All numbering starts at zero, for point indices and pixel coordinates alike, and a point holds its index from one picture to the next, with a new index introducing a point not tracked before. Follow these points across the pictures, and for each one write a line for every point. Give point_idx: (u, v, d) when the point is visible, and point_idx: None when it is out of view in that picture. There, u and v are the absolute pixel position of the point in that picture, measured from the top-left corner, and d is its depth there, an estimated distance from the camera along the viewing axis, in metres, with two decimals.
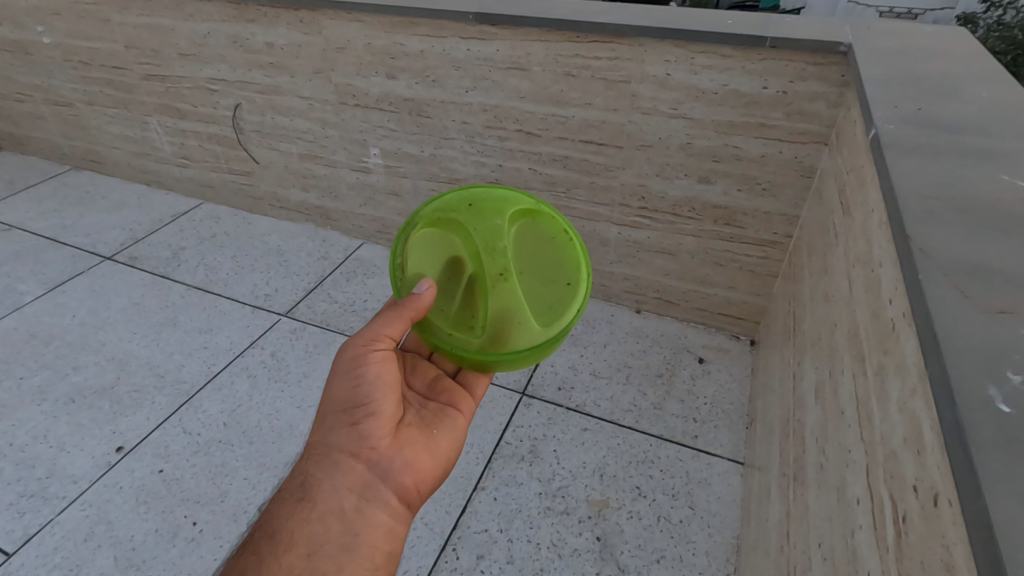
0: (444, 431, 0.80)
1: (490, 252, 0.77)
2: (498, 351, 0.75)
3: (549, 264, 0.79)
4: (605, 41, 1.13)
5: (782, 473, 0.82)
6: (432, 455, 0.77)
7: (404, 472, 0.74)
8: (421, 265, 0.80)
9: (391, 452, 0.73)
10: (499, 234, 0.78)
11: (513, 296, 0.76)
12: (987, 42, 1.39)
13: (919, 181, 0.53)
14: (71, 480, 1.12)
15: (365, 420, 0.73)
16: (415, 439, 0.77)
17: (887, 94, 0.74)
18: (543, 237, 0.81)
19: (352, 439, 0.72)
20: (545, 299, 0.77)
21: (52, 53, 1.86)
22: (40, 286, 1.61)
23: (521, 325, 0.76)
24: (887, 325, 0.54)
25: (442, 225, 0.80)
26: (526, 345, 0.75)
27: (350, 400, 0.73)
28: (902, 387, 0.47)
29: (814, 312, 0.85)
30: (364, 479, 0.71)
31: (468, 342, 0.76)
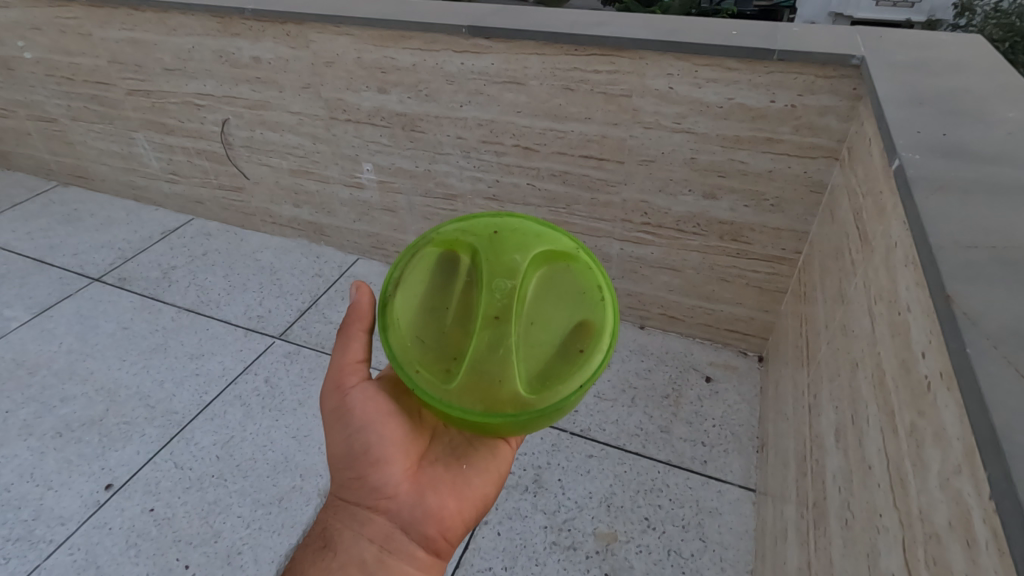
0: (477, 465, 0.72)
1: (494, 285, 0.64)
2: (467, 408, 0.60)
3: (562, 319, 0.64)
4: (604, 55, 1.09)
5: (800, 513, 0.78)
6: (461, 498, 0.69)
7: (429, 518, 0.67)
8: (416, 288, 0.67)
9: (412, 499, 0.67)
10: (512, 271, 0.64)
11: (506, 345, 0.62)
12: (984, 30, 1.37)
13: (954, 226, 0.49)
14: (58, 522, 1.08)
15: (377, 468, 0.66)
16: (439, 481, 0.69)
17: (908, 116, 0.70)
18: (569, 292, 0.66)
19: (365, 488, 0.66)
20: (540, 361, 0.62)
21: (34, 68, 1.81)
22: (27, 311, 1.57)
23: (506, 382, 0.60)
24: (919, 381, 0.50)
25: (451, 251, 0.68)
26: (503, 414, 0.59)
27: (353, 449, 0.66)
28: (942, 461, 0.43)
29: (830, 344, 0.81)
30: (384, 530, 0.66)
31: (431, 386, 0.61)
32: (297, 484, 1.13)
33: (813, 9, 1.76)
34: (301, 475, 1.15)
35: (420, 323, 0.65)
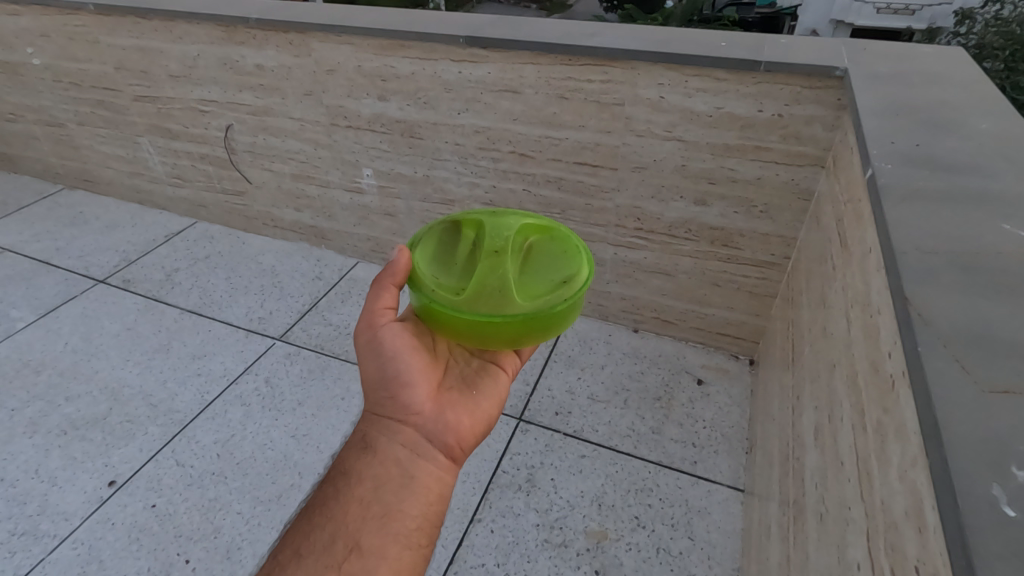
0: (488, 388, 0.73)
1: (492, 234, 0.72)
2: (472, 311, 0.65)
3: (549, 265, 0.72)
4: (598, 64, 1.12)
5: (782, 511, 0.80)
6: (477, 414, 0.71)
7: (451, 432, 0.68)
8: (427, 246, 0.75)
9: (435, 415, 0.68)
10: (506, 226, 0.74)
11: (505, 270, 0.68)
12: (985, 37, 1.39)
13: (917, 233, 0.52)
14: (63, 518, 1.11)
15: (403, 386, 0.68)
16: (457, 400, 0.71)
17: (884, 126, 0.72)
18: (557, 250, 0.74)
19: (395, 403, 0.68)
20: (533, 285, 0.69)
21: (42, 74, 1.85)
22: (32, 312, 1.60)
23: (507, 293, 0.66)
24: (885, 379, 0.52)
25: (456, 224, 0.77)
26: (504, 316, 0.64)
27: (383, 371, 0.68)
28: (901, 454, 0.45)
29: (812, 346, 0.83)
30: (412, 439, 0.67)
31: (443, 298, 0.66)
32: (296, 482, 1.16)
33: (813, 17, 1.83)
34: (299, 473, 1.17)
35: (432, 266, 0.72)
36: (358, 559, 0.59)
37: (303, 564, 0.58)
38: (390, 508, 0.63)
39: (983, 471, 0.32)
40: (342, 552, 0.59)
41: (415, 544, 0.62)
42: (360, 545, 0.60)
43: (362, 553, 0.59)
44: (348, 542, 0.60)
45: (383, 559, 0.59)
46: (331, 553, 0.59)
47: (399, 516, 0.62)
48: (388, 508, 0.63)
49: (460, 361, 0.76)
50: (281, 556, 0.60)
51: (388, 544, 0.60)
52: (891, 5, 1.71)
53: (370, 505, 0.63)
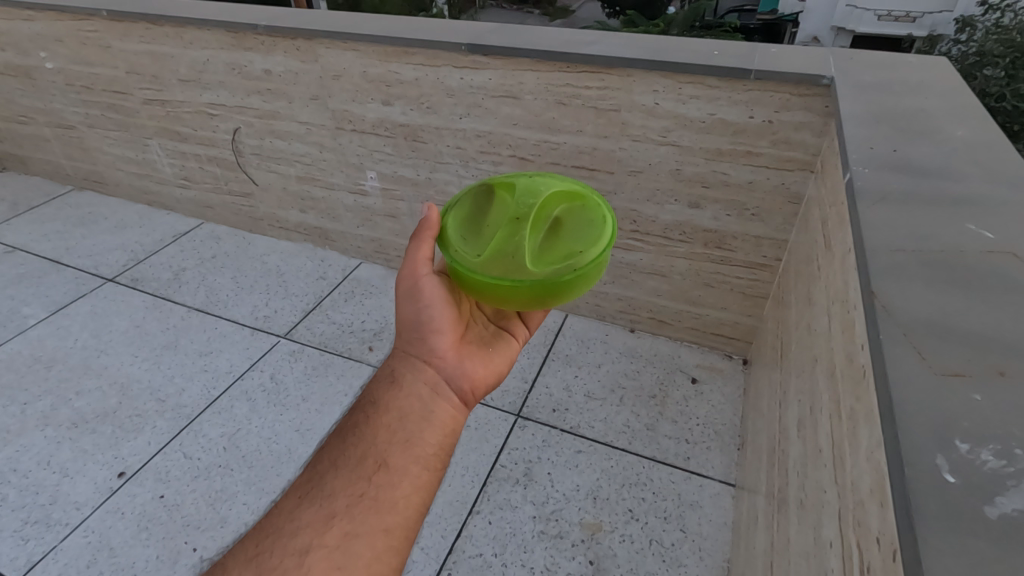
0: (502, 347, 0.77)
1: (520, 198, 0.70)
2: (483, 272, 0.66)
3: (576, 232, 0.70)
4: (595, 72, 1.16)
5: (768, 501, 0.84)
6: (491, 367, 0.75)
7: (468, 380, 0.72)
8: (462, 204, 0.75)
9: (457, 360, 0.71)
10: (538, 191, 0.71)
11: (522, 237, 0.67)
12: (985, 45, 1.42)
13: (887, 232, 0.55)
14: (74, 507, 1.15)
15: (433, 331, 0.71)
16: (477, 351, 0.74)
17: (865, 133, 0.76)
18: (588, 216, 0.71)
19: (422, 344, 0.71)
20: (551, 252, 0.68)
21: (54, 77, 1.90)
22: (43, 309, 1.64)
23: (519, 258, 0.66)
24: (857, 370, 0.56)
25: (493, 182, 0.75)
26: (512, 281, 0.65)
27: (419, 315, 0.71)
28: (869, 437, 0.49)
29: (798, 343, 0.87)
30: (434, 379, 0.70)
31: (461, 259, 0.68)
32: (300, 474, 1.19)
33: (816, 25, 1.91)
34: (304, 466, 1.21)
35: (460, 226, 0.73)
36: (385, 476, 0.62)
37: (337, 476, 0.62)
38: (413, 436, 0.66)
39: (927, 443, 0.36)
40: (371, 469, 0.62)
41: (432, 467, 0.65)
42: (387, 463, 0.63)
43: (389, 470, 0.63)
44: (377, 459, 0.63)
45: (407, 477, 0.63)
46: (361, 467, 0.62)
47: (420, 443, 0.66)
48: (411, 436, 0.66)
49: (480, 319, 0.79)
50: (317, 468, 0.63)
51: (410, 466, 0.64)
52: (891, 13, 1.79)
53: (396, 432, 0.66)
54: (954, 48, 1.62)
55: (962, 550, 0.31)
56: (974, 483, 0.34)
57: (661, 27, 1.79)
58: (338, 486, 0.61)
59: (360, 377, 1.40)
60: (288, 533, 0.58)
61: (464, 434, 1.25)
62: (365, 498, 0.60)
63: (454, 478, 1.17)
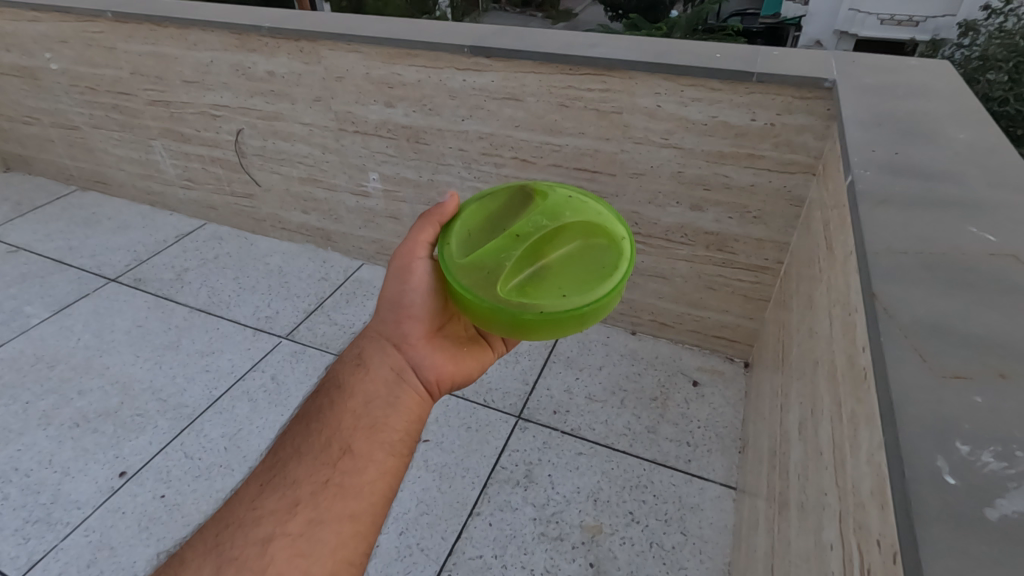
0: (476, 340, 0.78)
1: (539, 222, 0.69)
2: (458, 278, 0.65)
3: (576, 268, 0.67)
4: (597, 74, 1.16)
5: (769, 504, 0.84)
6: (464, 360, 0.76)
7: (439, 368, 0.73)
8: (489, 200, 0.75)
9: (429, 349, 0.73)
10: (560, 218, 0.69)
11: (515, 262, 0.66)
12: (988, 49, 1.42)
13: (889, 234, 0.55)
14: (75, 506, 1.15)
15: (408, 316, 0.72)
16: (450, 341, 0.75)
17: (866, 135, 0.76)
18: (597, 260, 0.67)
19: (395, 329, 0.72)
20: (538, 284, 0.65)
21: (59, 78, 1.90)
22: (46, 308, 1.64)
23: (499, 278, 0.64)
24: (859, 372, 0.56)
25: (530, 190, 0.74)
26: (479, 299, 0.63)
27: (401, 298, 0.72)
28: (870, 440, 0.49)
29: (799, 346, 0.87)
30: (402, 364, 0.72)
31: (451, 257, 0.68)
32: None
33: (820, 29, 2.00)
34: None
35: (472, 221, 0.72)
36: (350, 461, 0.63)
37: (300, 463, 0.63)
38: (378, 422, 0.67)
39: (929, 444, 0.36)
40: (335, 455, 0.63)
41: (398, 453, 0.66)
42: (352, 449, 0.64)
43: (354, 456, 0.63)
44: (342, 445, 0.64)
45: (372, 462, 0.63)
46: (326, 454, 0.63)
47: (386, 429, 0.67)
48: (377, 422, 0.67)
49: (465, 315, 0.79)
50: (280, 455, 0.64)
51: (376, 451, 0.64)
52: (895, 16, 1.88)
53: (361, 417, 0.67)
54: (958, 53, 1.63)
55: (964, 551, 0.31)
56: (975, 485, 0.34)
57: (664, 31, 1.79)
58: (302, 472, 0.62)
59: None
60: (250, 521, 0.58)
61: (465, 435, 1.25)
62: (330, 485, 0.61)
63: (454, 479, 1.17)
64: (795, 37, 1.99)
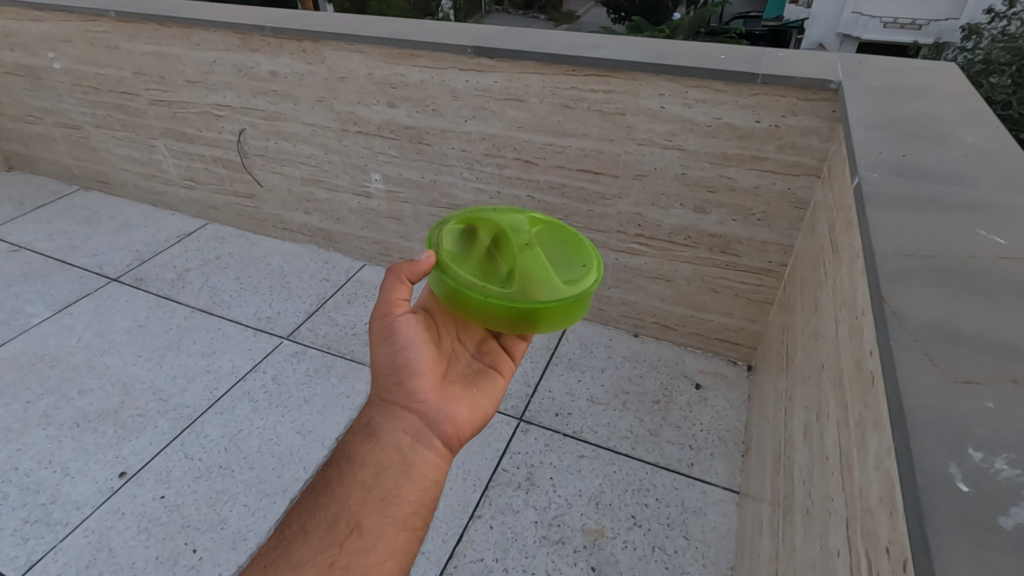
0: (488, 386, 0.75)
1: (515, 228, 0.73)
2: (507, 296, 0.67)
3: (561, 256, 0.75)
4: (600, 75, 1.15)
5: (774, 509, 0.83)
6: (477, 409, 0.73)
7: (451, 424, 0.70)
8: (449, 242, 0.75)
9: (439, 404, 0.70)
10: (523, 224, 0.75)
11: (536, 262, 0.70)
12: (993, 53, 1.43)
13: (896, 237, 0.55)
14: (74, 506, 1.14)
15: (412, 374, 0.70)
16: (461, 392, 0.73)
17: (873, 137, 0.76)
18: (558, 245, 0.78)
19: (401, 390, 0.70)
20: (558, 274, 0.72)
21: (62, 78, 1.91)
22: (47, 308, 1.64)
23: (539, 280, 0.69)
24: (866, 376, 0.55)
25: (473, 220, 0.78)
26: (534, 302, 0.67)
27: (398, 360, 0.70)
28: (877, 445, 0.49)
29: (803, 350, 0.86)
30: (414, 425, 0.69)
31: (475, 283, 0.69)
32: (300, 476, 1.19)
33: (823, 32, 2.34)
34: (304, 468, 1.20)
35: (457, 261, 0.72)
36: (358, 540, 0.60)
37: (305, 543, 0.60)
38: (389, 493, 0.64)
39: (939, 450, 0.36)
40: (343, 533, 0.61)
41: (411, 526, 0.63)
42: (360, 526, 0.61)
43: (363, 533, 0.61)
44: (350, 523, 0.62)
45: (383, 540, 0.61)
46: (332, 533, 0.61)
47: (398, 500, 0.64)
48: (389, 492, 0.65)
49: (463, 358, 0.78)
50: (285, 533, 0.61)
51: (387, 527, 0.62)
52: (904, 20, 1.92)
53: (371, 490, 0.64)
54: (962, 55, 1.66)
55: (977, 559, 0.30)
56: (988, 492, 0.33)
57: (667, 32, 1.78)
58: (306, 554, 0.59)
59: (361, 379, 1.40)
60: None
61: None
62: (336, 567, 0.58)
63: (455, 482, 1.17)
64: (795, 39, 2.40)
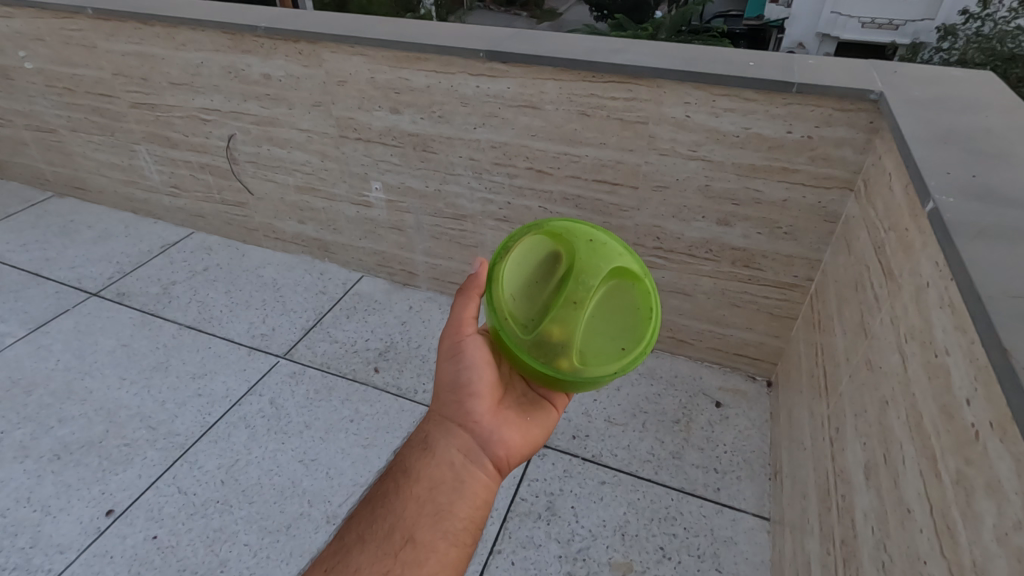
0: (541, 412, 0.69)
1: (579, 280, 0.65)
2: (557, 371, 0.63)
3: (621, 309, 0.66)
4: (622, 82, 1.09)
5: (826, 550, 0.78)
6: (529, 435, 0.67)
7: (505, 447, 0.65)
8: (519, 254, 0.68)
9: (494, 425, 0.65)
10: (595, 269, 0.65)
11: (579, 326, 0.64)
12: (970, 53, 1.85)
13: (998, 275, 0.50)
14: (57, 551, 1.05)
15: (471, 394, 0.66)
16: (516, 415, 0.67)
17: (936, 155, 0.70)
18: (628, 277, 0.67)
19: (458, 408, 0.65)
20: (592, 336, 0.65)
21: (34, 79, 1.79)
22: (22, 327, 1.53)
23: (611, 352, 0.65)
24: (965, 429, 0.50)
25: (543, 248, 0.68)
26: (562, 373, 0.63)
27: (457, 378, 0.66)
28: (998, 514, 0.43)
29: (853, 377, 0.81)
30: (469, 444, 0.64)
31: (513, 331, 0.64)
32: (305, 510, 1.11)
33: (804, 32, 2.46)
34: (309, 501, 1.13)
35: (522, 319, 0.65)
36: (412, 552, 0.56)
37: (362, 549, 0.57)
38: (442, 508, 0.60)
39: None
40: (397, 543, 0.57)
41: (461, 543, 0.59)
42: (415, 538, 0.57)
43: (416, 546, 0.57)
44: (405, 534, 0.58)
45: (434, 553, 0.57)
46: (387, 541, 0.57)
47: (450, 518, 0.60)
48: (442, 509, 0.60)
49: (519, 381, 0.71)
50: (345, 538, 0.58)
51: (439, 542, 0.58)
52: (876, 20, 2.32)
53: (425, 503, 0.60)
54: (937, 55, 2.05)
55: None
56: None
57: (649, 31, 1.87)
58: (364, 560, 0.56)
59: (366, 402, 1.32)
60: None
61: None
62: None
63: None
64: (777, 39, 2.45)
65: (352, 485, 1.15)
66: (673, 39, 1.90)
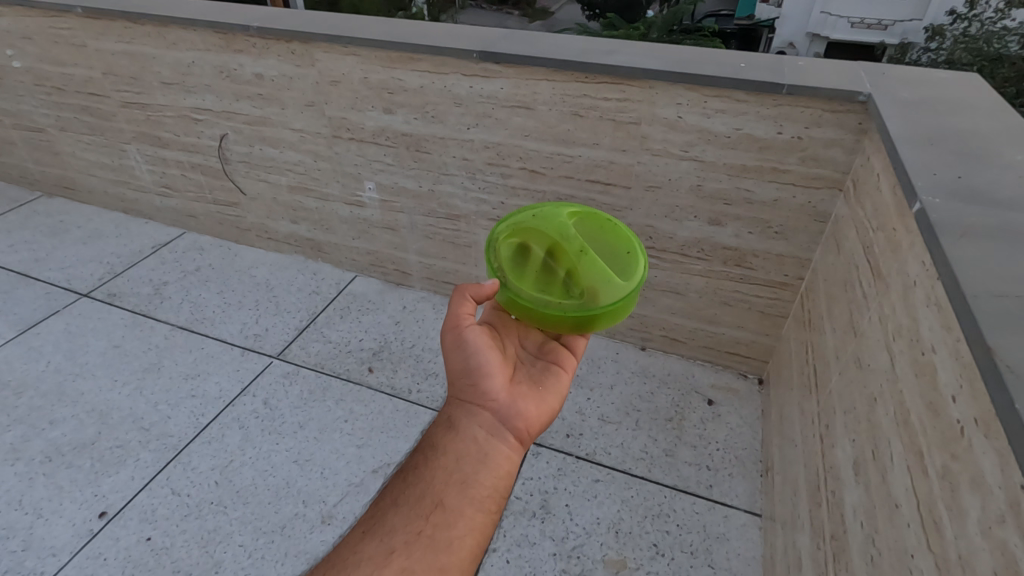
0: (554, 382, 0.70)
1: (563, 236, 0.73)
2: (615, 299, 0.69)
3: (602, 244, 0.75)
4: (615, 83, 1.10)
5: (816, 545, 0.79)
6: (545, 406, 0.68)
7: (523, 419, 0.66)
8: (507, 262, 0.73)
9: (511, 400, 0.65)
10: (562, 223, 0.74)
11: (596, 263, 0.71)
12: (958, 53, 1.87)
13: (981, 275, 0.51)
14: (50, 553, 1.04)
15: (484, 375, 0.66)
16: (531, 389, 0.68)
17: (923, 156, 0.72)
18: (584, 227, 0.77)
19: (474, 387, 0.65)
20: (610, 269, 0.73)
21: (22, 77, 1.77)
22: (11, 328, 1.52)
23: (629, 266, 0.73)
24: (951, 426, 0.51)
25: (517, 245, 0.75)
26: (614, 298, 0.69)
27: (469, 362, 0.66)
28: (983, 509, 0.45)
29: (842, 375, 0.82)
30: (487, 419, 0.65)
31: (554, 304, 0.69)
32: (300, 510, 1.11)
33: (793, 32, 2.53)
34: (304, 501, 1.13)
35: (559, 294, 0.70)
36: (442, 516, 0.58)
37: (397, 512, 0.58)
38: (468, 477, 0.61)
39: None
40: (428, 507, 0.58)
41: (487, 509, 0.60)
42: (443, 504, 0.59)
43: (446, 510, 0.58)
44: (434, 499, 0.59)
45: (463, 517, 0.58)
46: (417, 506, 0.58)
47: (476, 485, 0.61)
48: (467, 477, 0.61)
49: (525, 358, 0.72)
50: (379, 505, 0.59)
51: (466, 507, 0.59)
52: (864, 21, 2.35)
53: (451, 473, 0.61)
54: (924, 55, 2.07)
55: None
56: None
57: (641, 31, 1.87)
58: (397, 522, 0.57)
59: (360, 401, 1.32)
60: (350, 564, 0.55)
61: None
62: (422, 536, 0.56)
63: None
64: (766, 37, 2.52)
65: (347, 484, 1.15)
66: (664, 39, 1.90)
